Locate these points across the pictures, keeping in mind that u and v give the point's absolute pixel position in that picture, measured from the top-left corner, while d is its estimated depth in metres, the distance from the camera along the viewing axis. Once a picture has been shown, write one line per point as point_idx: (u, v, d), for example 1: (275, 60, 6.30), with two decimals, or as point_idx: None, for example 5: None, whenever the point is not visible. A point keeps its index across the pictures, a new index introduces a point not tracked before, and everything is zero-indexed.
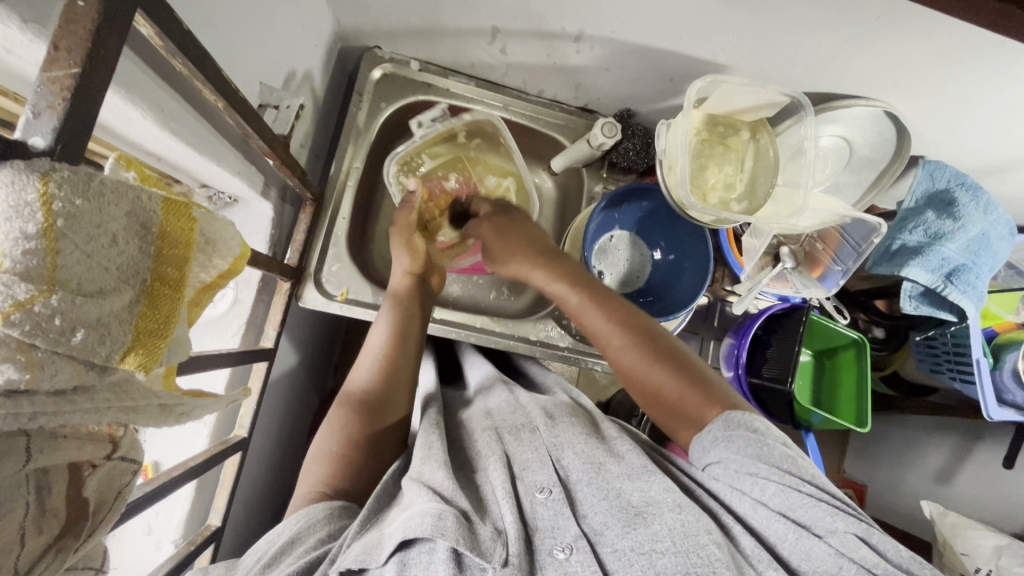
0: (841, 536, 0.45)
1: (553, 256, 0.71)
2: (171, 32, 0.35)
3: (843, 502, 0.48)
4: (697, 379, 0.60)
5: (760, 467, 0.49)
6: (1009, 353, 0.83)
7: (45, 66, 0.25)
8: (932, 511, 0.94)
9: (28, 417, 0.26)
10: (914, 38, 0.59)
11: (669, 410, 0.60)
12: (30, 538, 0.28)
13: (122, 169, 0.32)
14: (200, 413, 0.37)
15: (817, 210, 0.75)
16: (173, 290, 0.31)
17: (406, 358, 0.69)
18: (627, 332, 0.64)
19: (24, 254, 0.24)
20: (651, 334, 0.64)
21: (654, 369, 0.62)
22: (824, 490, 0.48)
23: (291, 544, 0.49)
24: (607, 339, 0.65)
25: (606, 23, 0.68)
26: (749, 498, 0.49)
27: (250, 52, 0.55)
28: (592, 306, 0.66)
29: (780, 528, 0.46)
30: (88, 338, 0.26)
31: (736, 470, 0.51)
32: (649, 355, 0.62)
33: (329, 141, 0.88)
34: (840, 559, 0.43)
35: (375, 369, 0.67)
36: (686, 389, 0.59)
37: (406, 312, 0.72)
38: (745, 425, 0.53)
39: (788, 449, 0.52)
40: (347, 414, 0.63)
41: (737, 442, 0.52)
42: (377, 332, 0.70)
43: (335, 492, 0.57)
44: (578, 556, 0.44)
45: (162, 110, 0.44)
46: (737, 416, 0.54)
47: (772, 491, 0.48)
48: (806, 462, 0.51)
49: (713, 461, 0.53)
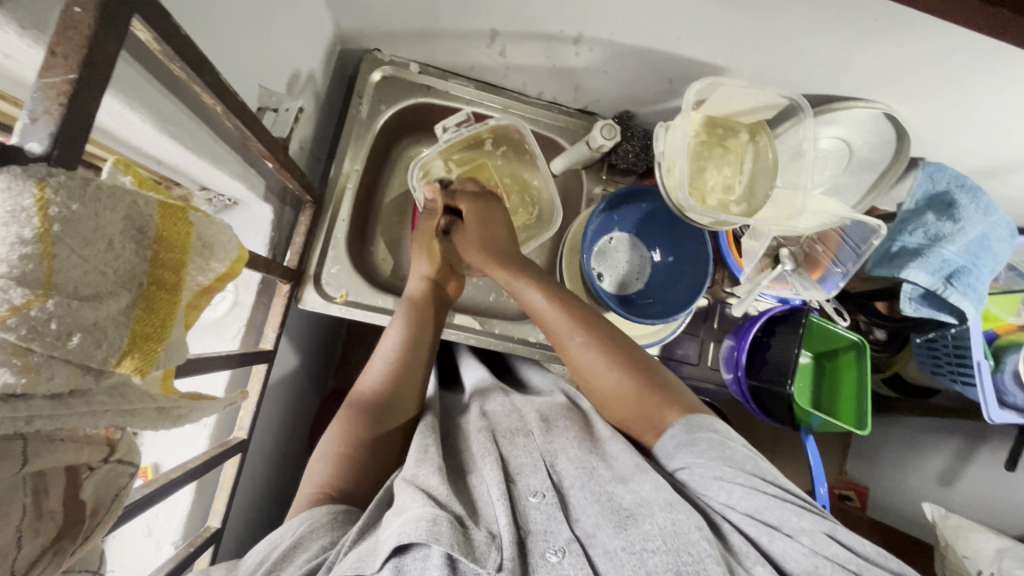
0: (812, 534, 0.45)
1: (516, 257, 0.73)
2: (168, 37, 0.35)
3: (811, 504, 0.48)
4: (657, 381, 0.61)
5: (724, 469, 0.50)
6: (1010, 355, 0.83)
7: (41, 72, 0.25)
8: (934, 513, 0.93)
9: (25, 421, 0.26)
10: (912, 40, 0.59)
11: (631, 411, 0.61)
12: (27, 541, 0.28)
13: (120, 173, 0.32)
14: (197, 416, 0.37)
15: (817, 212, 0.76)
16: (169, 293, 0.31)
17: (418, 363, 0.69)
18: (589, 330, 0.65)
19: (19, 259, 0.24)
20: (613, 335, 0.65)
21: (615, 368, 0.62)
22: (788, 491, 0.49)
23: (294, 549, 0.49)
24: (569, 339, 0.65)
25: (605, 25, 0.68)
26: (719, 502, 0.49)
27: (250, 56, 0.56)
28: (557, 308, 0.67)
29: (754, 529, 0.47)
30: (84, 342, 0.26)
31: (701, 474, 0.51)
32: (610, 354, 0.63)
33: (330, 143, 0.88)
34: (815, 557, 0.43)
35: (387, 372, 0.67)
36: (647, 390, 0.60)
37: (421, 317, 0.73)
38: (706, 428, 0.54)
39: (749, 451, 0.53)
40: (353, 414, 0.63)
41: (700, 447, 0.53)
42: (391, 335, 0.70)
43: (339, 494, 0.58)
44: (569, 559, 0.45)
45: (161, 113, 0.44)
46: (697, 419, 0.56)
47: (740, 494, 0.48)
48: (766, 463, 0.52)
49: (680, 467, 0.54)
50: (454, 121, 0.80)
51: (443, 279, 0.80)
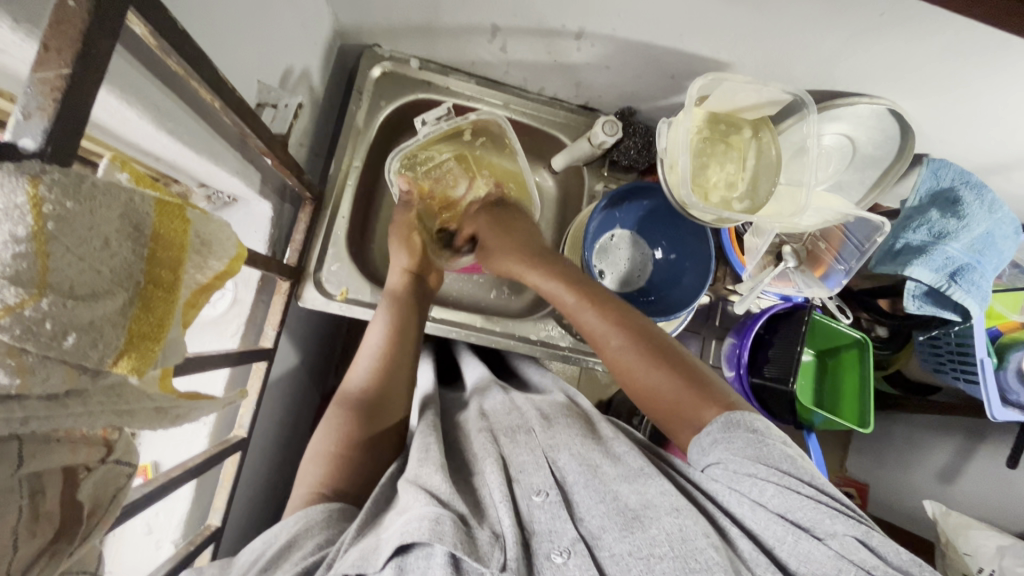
0: (841, 539, 0.44)
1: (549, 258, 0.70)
2: (165, 32, 0.34)
3: (847, 507, 0.47)
4: (695, 379, 0.60)
5: (758, 468, 0.49)
6: (1015, 352, 0.83)
7: (34, 66, 0.25)
8: (935, 510, 0.92)
9: (20, 421, 0.25)
10: (918, 36, 0.58)
11: (668, 410, 0.60)
12: (23, 543, 0.28)
13: (116, 170, 0.32)
14: (196, 415, 0.37)
15: (820, 209, 0.74)
16: (166, 293, 0.31)
17: (405, 358, 0.69)
18: (626, 332, 0.64)
19: (14, 258, 0.23)
20: (650, 336, 0.64)
21: (654, 368, 0.61)
22: (824, 492, 0.48)
23: (289, 547, 0.49)
24: (604, 339, 0.65)
25: (607, 20, 0.67)
26: (748, 499, 0.49)
27: (248, 51, 0.55)
28: (589, 307, 0.66)
29: (778, 530, 0.46)
30: (80, 342, 0.26)
31: (736, 471, 0.50)
32: (648, 355, 0.62)
33: (329, 139, 0.87)
34: (839, 562, 0.43)
35: (374, 368, 0.67)
36: (685, 389, 0.59)
37: (406, 311, 0.72)
38: (745, 427, 0.53)
39: (789, 449, 0.51)
40: (344, 414, 0.63)
41: (736, 444, 0.52)
42: (374, 332, 0.69)
43: (331, 493, 0.57)
44: (576, 560, 0.44)
45: (158, 109, 0.43)
46: (737, 416, 0.54)
47: (771, 492, 0.48)
48: (807, 463, 0.50)
49: (713, 462, 0.53)
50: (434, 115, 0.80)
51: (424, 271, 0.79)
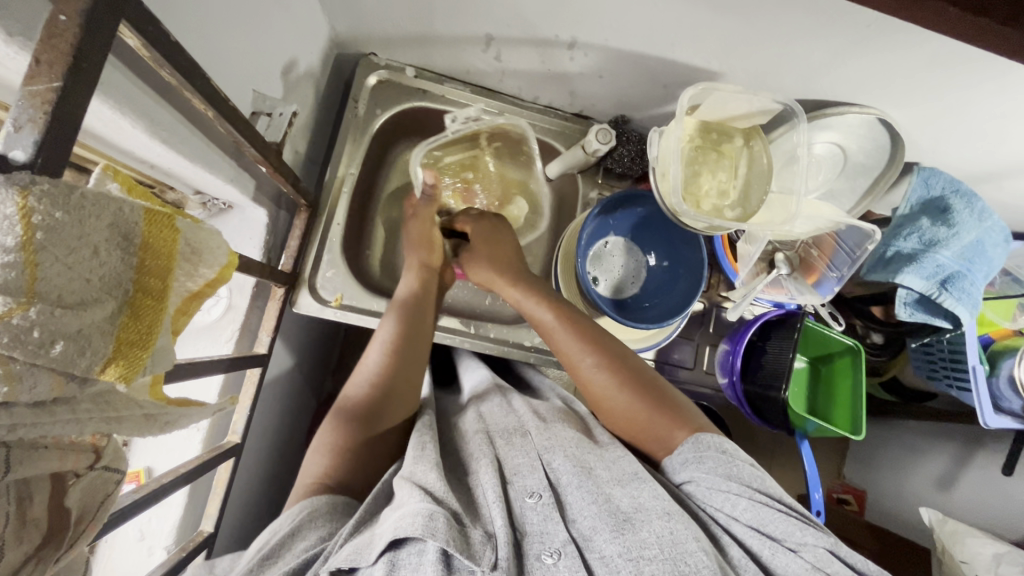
0: (812, 550, 0.45)
1: (529, 279, 0.73)
2: (158, 44, 0.35)
3: (806, 516, 0.49)
4: (666, 402, 0.61)
5: (732, 486, 0.50)
6: (1006, 361, 0.83)
7: (25, 80, 0.25)
8: (932, 518, 0.93)
9: (7, 429, 0.26)
10: (905, 47, 0.59)
11: (640, 431, 0.61)
12: (10, 548, 0.28)
13: (107, 180, 0.32)
14: (186, 422, 0.37)
15: (811, 217, 0.77)
16: (156, 301, 0.31)
17: (415, 356, 0.70)
18: (598, 351, 0.65)
19: (3, 268, 0.24)
20: (622, 357, 0.65)
21: (625, 388, 0.62)
22: (791, 508, 0.49)
23: (291, 537, 0.49)
24: (577, 357, 0.66)
25: (599, 31, 0.68)
26: (723, 513, 0.50)
27: (244, 61, 0.56)
28: (566, 328, 0.67)
29: (755, 542, 0.47)
30: (67, 349, 0.26)
31: (709, 488, 0.51)
32: (619, 375, 0.63)
33: (325, 147, 0.88)
34: (812, 572, 0.43)
35: (384, 360, 0.67)
36: (656, 411, 0.60)
37: (417, 318, 0.72)
38: (714, 447, 0.54)
39: (756, 470, 0.53)
40: (347, 409, 0.63)
41: (706, 463, 0.53)
42: (386, 326, 0.71)
43: (335, 483, 0.57)
44: (565, 561, 0.44)
45: (152, 118, 0.44)
46: (706, 436, 0.55)
47: (744, 506, 0.49)
48: (772, 482, 0.52)
49: (686, 481, 0.54)
50: (465, 114, 0.78)
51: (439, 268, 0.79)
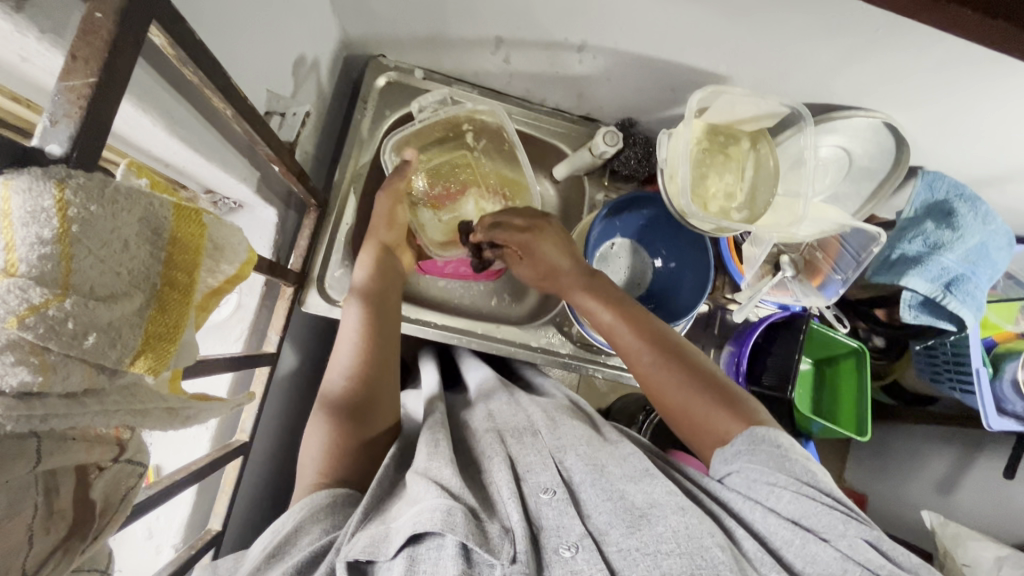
0: (849, 540, 0.46)
1: (590, 278, 0.73)
2: (183, 42, 0.35)
3: (850, 507, 0.50)
4: (724, 395, 0.61)
5: (778, 477, 0.51)
6: (1009, 363, 0.84)
7: (62, 75, 0.26)
8: (932, 519, 0.93)
9: (39, 420, 0.26)
10: (914, 51, 0.60)
11: (696, 425, 0.61)
12: (38, 539, 0.28)
13: (133, 175, 0.33)
14: (205, 416, 0.37)
15: (817, 220, 0.77)
16: (182, 294, 0.31)
17: (385, 338, 0.69)
18: (657, 349, 0.66)
19: (39, 259, 0.24)
20: (680, 354, 0.65)
21: (685, 386, 0.63)
22: (840, 502, 0.50)
23: (295, 534, 0.49)
24: (636, 354, 0.67)
25: (608, 34, 0.69)
26: (763, 505, 0.51)
27: (259, 61, 0.56)
28: (625, 326, 0.68)
29: (786, 533, 0.48)
30: (99, 342, 0.27)
31: (755, 479, 0.52)
32: (678, 373, 0.64)
33: (334, 148, 0.88)
34: (845, 562, 0.45)
35: (358, 348, 0.67)
36: (715, 405, 0.61)
37: (384, 300, 0.71)
38: (769, 441, 0.54)
39: (810, 465, 0.53)
40: (328, 413, 0.63)
41: (759, 456, 0.53)
42: (351, 317, 0.69)
43: (334, 481, 0.59)
44: (583, 554, 0.44)
45: (172, 116, 0.44)
46: (761, 431, 0.55)
47: (787, 498, 0.50)
48: (825, 476, 0.52)
49: (733, 472, 0.55)
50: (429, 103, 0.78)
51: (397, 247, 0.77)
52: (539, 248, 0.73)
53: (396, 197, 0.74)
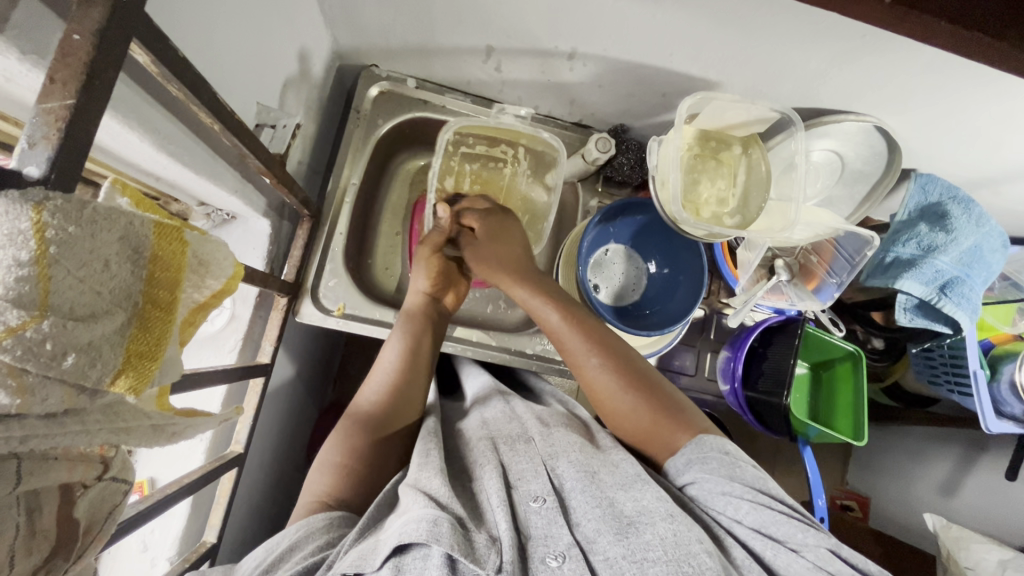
0: (815, 550, 0.46)
1: (536, 277, 0.72)
2: (166, 59, 0.35)
3: (808, 515, 0.50)
4: (668, 403, 0.62)
5: (733, 487, 0.51)
6: (1007, 364, 0.84)
7: (41, 97, 0.26)
8: (936, 523, 0.93)
9: (19, 441, 0.26)
10: (899, 54, 0.60)
11: (642, 432, 0.62)
12: (20, 560, 0.28)
13: (117, 194, 0.32)
14: (192, 432, 0.37)
15: (811, 224, 0.76)
16: (163, 312, 0.31)
17: (416, 381, 0.70)
18: (604, 352, 0.65)
19: (16, 281, 0.24)
20: (627, 360, 0.65)
21: (630, 391, 0.63)
22: (793, 509, 0.50)
23: (291, 550, 0.49)
24: (582, 357, 0.66)
25: (597, 41, 0.69)
26: (726, 516, 0.51)
27: (247, 74, 0.56)
28: (571, 327, 0.67)
29: (759, 544, 0.48)
30: (79, 362, 0.27)
31: (711, 490, 0.52)
32: (624, 377, 0.64)
33: (328, 158, 0.89)
34: (817, 572, 0.44)
35: (386, 387, 0.68)
36: (659, 413, 0.61)
37: (420, 335, 0.73)
38: (716, 449, 0.55)
39: (758, 471, 0.54)
40: (352, 429, 0.64)
41: (709, 465, 0.54)
42: (390, 350, 0.71)
43: (336, 503, 0.57)
44: (570, 564, 0.44)
45: (159, 131, 0.44)
46: (708, 439, 0.57)
47: (747, 509, 0.50)
48: (774, 482, 0.53)
49: (689, 482, 0.55)
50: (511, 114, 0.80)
51: (444, 292, 0.80)
52: (508, 232, 0.76)
53: (433, 246, 0.78)
